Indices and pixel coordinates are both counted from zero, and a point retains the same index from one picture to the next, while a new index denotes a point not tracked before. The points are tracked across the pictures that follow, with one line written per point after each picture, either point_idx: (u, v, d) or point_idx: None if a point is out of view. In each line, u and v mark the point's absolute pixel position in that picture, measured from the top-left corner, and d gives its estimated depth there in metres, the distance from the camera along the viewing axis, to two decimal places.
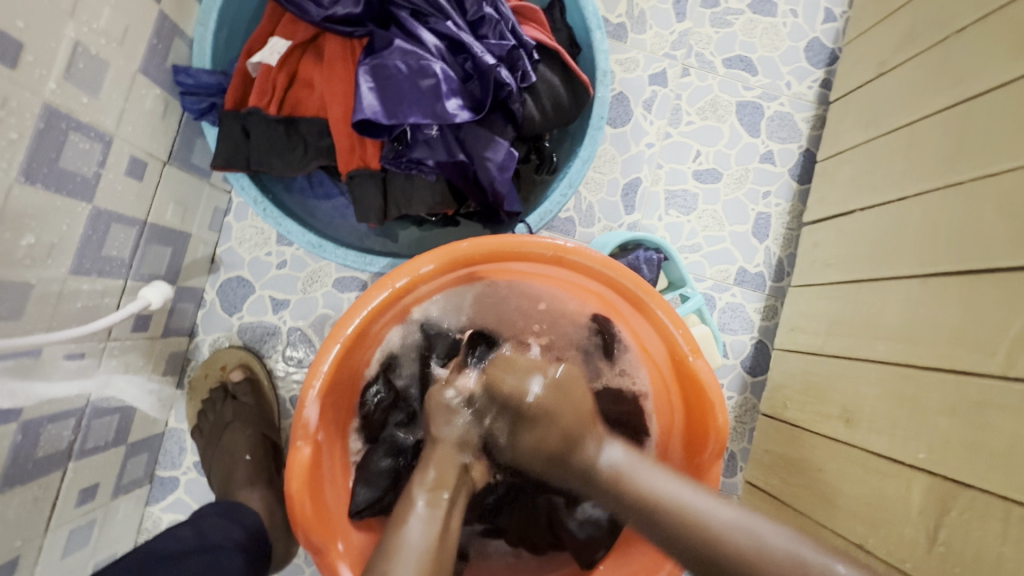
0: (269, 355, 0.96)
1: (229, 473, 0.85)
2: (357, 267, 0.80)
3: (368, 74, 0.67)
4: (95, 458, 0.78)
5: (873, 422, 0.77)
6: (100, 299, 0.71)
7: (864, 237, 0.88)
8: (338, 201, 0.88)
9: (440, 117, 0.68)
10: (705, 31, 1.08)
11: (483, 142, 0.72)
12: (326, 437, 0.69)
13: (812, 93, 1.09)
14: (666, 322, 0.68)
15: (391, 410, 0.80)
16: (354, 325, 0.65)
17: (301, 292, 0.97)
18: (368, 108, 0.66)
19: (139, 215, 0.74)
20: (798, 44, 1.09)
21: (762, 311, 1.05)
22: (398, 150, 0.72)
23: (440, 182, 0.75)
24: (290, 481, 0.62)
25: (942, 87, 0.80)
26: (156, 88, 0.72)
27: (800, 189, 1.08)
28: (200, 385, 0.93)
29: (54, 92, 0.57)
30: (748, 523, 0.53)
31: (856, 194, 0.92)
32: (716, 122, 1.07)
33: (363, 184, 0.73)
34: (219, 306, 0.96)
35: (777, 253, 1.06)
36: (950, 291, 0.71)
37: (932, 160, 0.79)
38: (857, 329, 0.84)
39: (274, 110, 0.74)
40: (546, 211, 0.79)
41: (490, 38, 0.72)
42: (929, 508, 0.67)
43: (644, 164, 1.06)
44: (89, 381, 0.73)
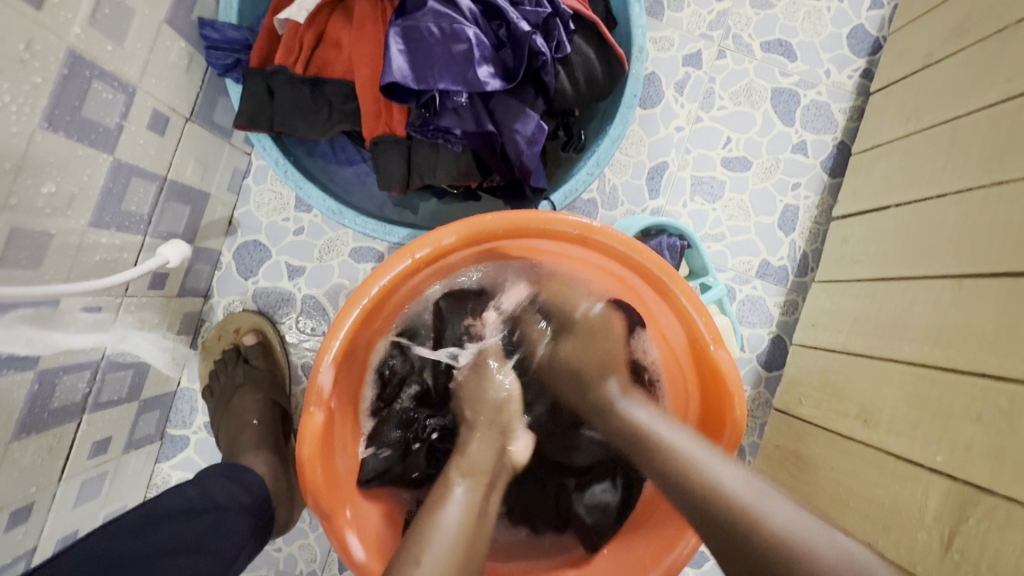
0: (282, 321, 0.96)
1: (237, 434, 0.85)
2: (376, 236, 0.79)
3: (398, 36, 0.65)
4: (109, 412, 0.78)
5: (893, 424, 0.75)
6: (117, 254, 0.70)
7: (898, 235, 0.85)
8: (360, 167, 0.87)
9: (471, 86, 0.66)
10: (744, 12, 1.04)
11: (514, 114, 0.71)
12: (338, 406, 0.69)
13: (851, 83, 1.05)
14: (690, 310, 0.66)
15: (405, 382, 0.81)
16: (374, 292, 0.64)
17: (317, 260, 0.96)
18: (397, 71, 0.64)
19: (159, 171, 0.73)
20: (842, 31, 1.05)
21: (783, 305, 1.03)
22: (425, 117, 0.70)
23: (466, 153, 0.73)
24: (303, 447, 0.62)
25: (995, 81, 0.77)
26: (180, 41, 0.70)
27: (831, 183, 1.05)
28: (213, 346, 0.93)
29: (79, 37, 0.55)
30: (753, 487, 0.52)
31: (891, 190, 0.89)
32: (750, 108, 1.04)
33: (386, 151, 0.72)
34: (234, 269, 0.95)
35: (802, 247, 1.04)
36: (986, 294, 0.68)
37: (977, 157, 0.76)
38: (882, 329, 0.82)
39: (301, 70, 0.72)
40: (571, 189, 0.76)
41: (525, 4, 0.70)
42: (945, 515, 0.65)
43: (672, 148, 1.03)
44: (106, 335, 0.73)
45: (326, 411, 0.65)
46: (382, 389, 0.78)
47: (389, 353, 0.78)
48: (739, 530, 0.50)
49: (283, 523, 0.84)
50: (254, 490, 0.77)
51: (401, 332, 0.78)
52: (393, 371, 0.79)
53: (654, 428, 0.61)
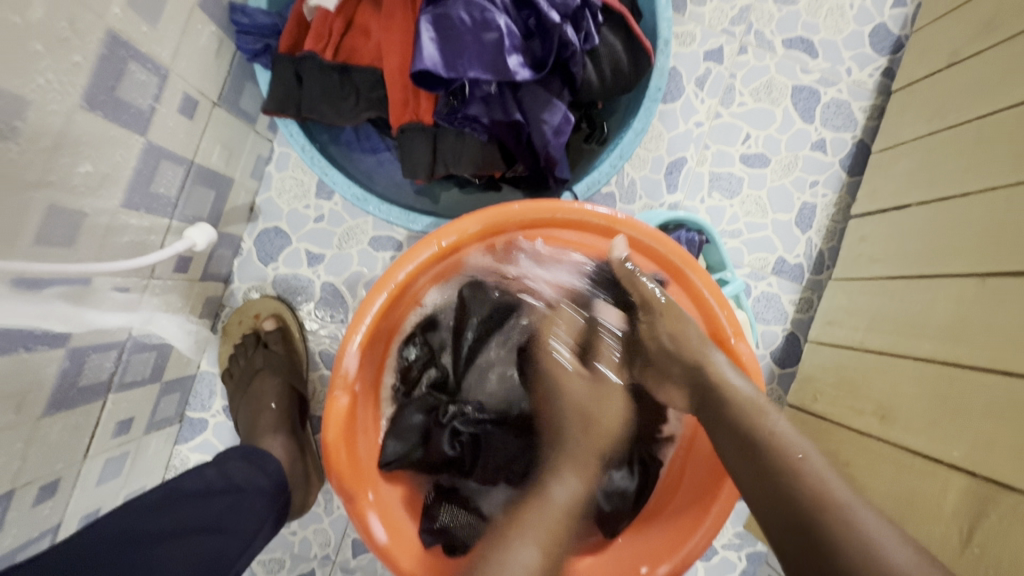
0: (301, 307, 0.97)
1: (255, 418, 0.85)
2: (400, 224, 0.79)
3: (429, 23, 0.65)
4: (133, 392, 0.80)
5: (910, 420, 0.75)
6: (146, 235, 0.71)
7: (918, 232, 0.85)
8: (383, 156, 0.87)
9: (501, 74, 0.66)
10: (767, 8, 1.04)
11: (541, 104, 0.71)
12: (363, 390, 0.70)
13: (872, 82, 1.05)
14: (710, 302, 0.67)
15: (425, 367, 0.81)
16: (402, 278, 0.65)
17: (337, 248, 0.96)
18: (428, 59, 0.64)
19: (187, 154, 0.73)
20: (864, 29, 1.05)
21: (798, 303, 1.03)
22: (452, 106, 0.71)
23: (491, 143, 0.74)
24: (328, 430, 0.63)
25: (1022, 79, 0.76)
26: (211, 25, 0.71)
27: (850, 181, 1.05)
28: (234, 330, 0.94)
29: (117, 18, 0.56)
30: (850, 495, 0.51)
31: (912, 188, 0.89)
32: (770, 105, 1.04)
33: (413, 138, 0.72)
34: (255, 255, 0.96)
35: (819, 245, 1.04)
36: (1008, 293, 0.69)
37: (1002, 155, 0.75)
38: (900, 326, 0.82)
39: (330, 56, 0.72)
40: (593, 181, 0.77)
41: None
42: (964, 510, 0.66)
43: (691, 144, 1.03)
44: (134, 316, 0.73)
45: (351, 394, 0.66)
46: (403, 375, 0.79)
47: (411, 342, 0.79)
48: (832, 545, 0.48)
49: (297, 506, 0.85)
50: (272, 473, 0.77)
51: (424, 320, 0.79)
52: (414, 358, 0.79)
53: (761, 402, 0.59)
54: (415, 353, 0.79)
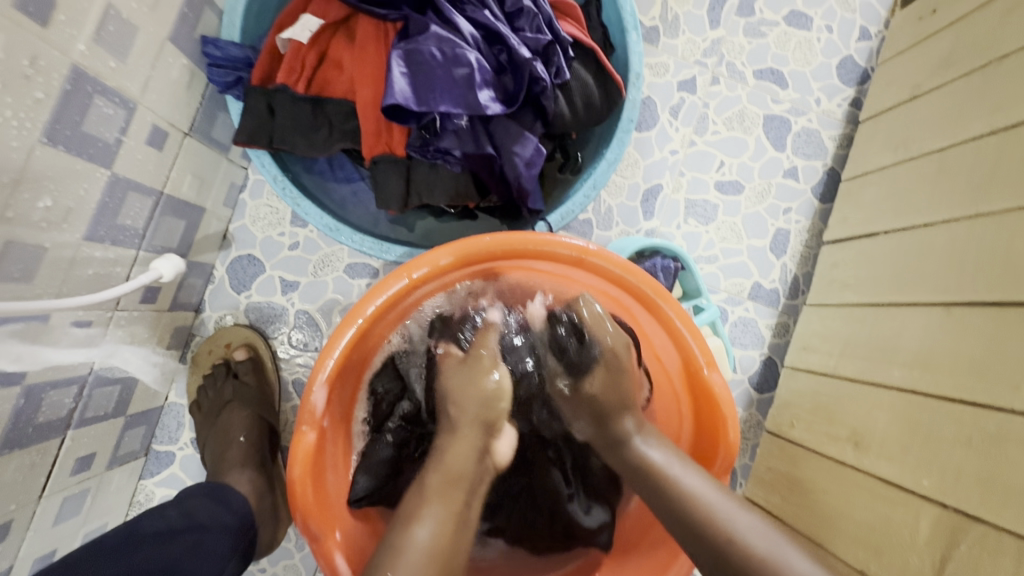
0: (275, 336, 0.95)
1: (223, 452, 0.83)
2: (373, 254, 0.79)
3: (401, 58, 0.66)
4: (95, 428, 0.77)
5: (883, 449, 0.76)
6: (111, 267, 0.70)
7: (886, 260, 0.87)
8: (357, 185, 0.87)
9: (472, 108, 0.67)
10: (737, 41, 1.07)
11: (512, 136, 0.71)
12: (331, 424, 0.68)
13: (841, 112, 1.08)
14: (683, 331, 0.67)
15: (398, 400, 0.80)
16: (370, 312, 0.64)
17: (311, 275, 0.95)
18: (398, 93, 0.64)
19: (156, 185, 0.72)
20: (831, 61, 1.08)
21: (774, 327, 1.04)
22: (425, 138, 0.71)
23: (464, 174, 0.74)
24: (293, 466, 0.61)
25: (980, 114, 0.79)
26: (183, 57, 0.71)
27: (822, 208, 1.07)
28: (203, 360, 0.92)
29: (83, 54, 0.55)
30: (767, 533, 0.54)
31: (880, 216, 0.91)
32: (742, 134, 1.06)
33: (385, 171, 0.72)
34: (227, 283, 0.95)
35: (793, 270, 1.05)
36: (973, 322, 0.70)
37: (963, 188, 0.78)
38: (872, 353, 0.83)
39: (302, 89, 0.73)
40: (567, 211, 0.78)
41: (526, 31, 0.71)
42: (937, 541, 0.66)
43: (666, 171, 1.04)
44: (96, 350, 0.72)
45: (318, 429, 0.64)
46: (374, 408, 0.78)
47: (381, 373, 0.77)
48: None
49: (266, 545, 0.83)
50: (237, 509, 0.75)
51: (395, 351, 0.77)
52: (386, 391, 0.78)
53: (668, 468, 0.61)
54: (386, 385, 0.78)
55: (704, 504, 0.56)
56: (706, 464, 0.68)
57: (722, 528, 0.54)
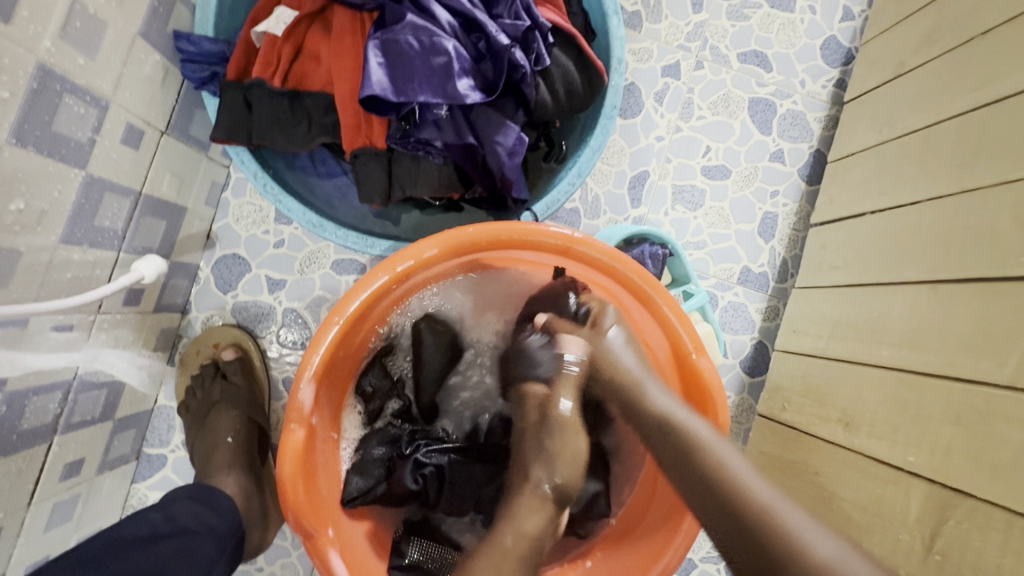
0: (263, 335, 0.94)
1: (209, 454, 0.83)
2: (357, 249, 0.78)
3: (377, 49, 0.65)
4: (83, 433, 0.76)
5: (872, 428, 0.76)
6: (91, 269, 0.69)
7: (873, 240, 0.87)
8: (340, 180, 0.86)
9: (451, 98, 0.66)
10: (721, 24, 1.06)
11: (494, 126, 0.71)
12: (320, 422, 0.68)
13: (826, 93, 1.07)
14: (670, 317, 0.66)
15: (388, 398, 0.79)
16: (355, 307, 0.63)
17: (298, 272, 0.94)
18: (376, 84, 0.64)
19: (134, 185, 0.71)
20: (815, 42, 1.07)
21: (764, 311, 1.04)
22: (405, 130, 0.71)
23: (447, 166, 0.73)
24: (283, 464, 0.61)
25: (963, 91, 0.79)
26: (156, 53, 0.69)
27: (809, 190, 1.07)
28: (191, 361, 0.91)
29: (49, 51, 0.54)
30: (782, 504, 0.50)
31: (866, 196, 0.91)
32: (728, 118, 1.06)
33: (367, 164, 0.71)
34: (213, 282, 0.94)
35: (782, 253, 1.05)
36: (958, 298, 0.70)
37: (948, 166, 0.78)
38: (860, 333, 0.83)
39: (279, 83, 0.72)
40: (553, 200, 0.77)
41: (504, 18, 0.70)
42: (927, 517, 0.66)
43: (653, 158, 1.04)
44: (77, 354, 0.71)
45: (307, 427, 0.64)
46: (365, 404, 0.78)
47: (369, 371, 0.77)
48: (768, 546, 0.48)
49: (255, 546, 0.83)
50: (226, 513, 0.75)
51: (382, 347, 0.77)
52: (375, 389, 0.77)
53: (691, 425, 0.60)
54: (374, 383, 0.77)
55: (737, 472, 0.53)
56: None
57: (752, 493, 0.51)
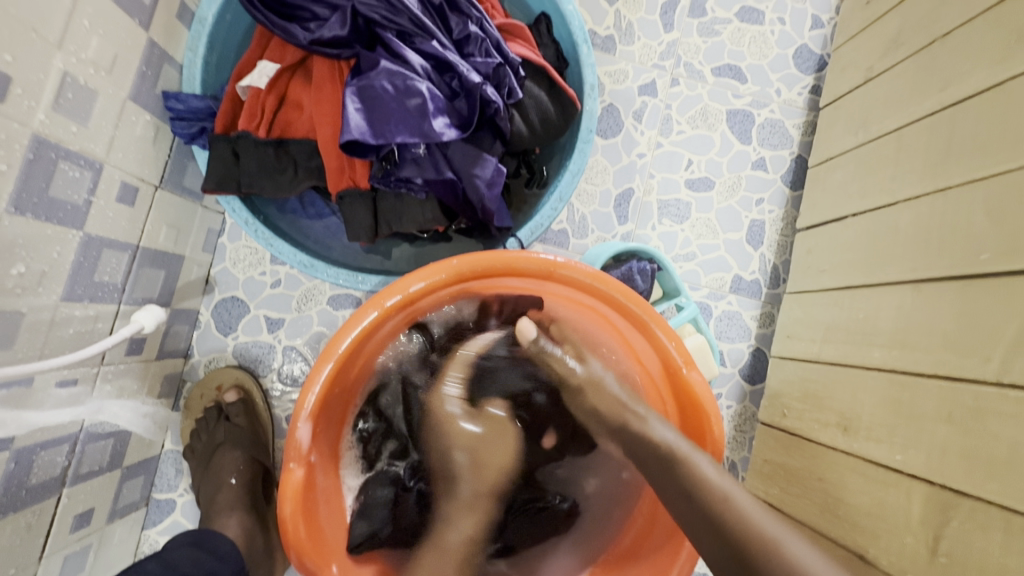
0: (264, 374, 0.96)
1: (214, 495, 0.84)
2: (348, 285, 0.80)
3: (355, 95, 0.68)
4: (91, 483, 0.78)
5: (870, 431, 0.76)
6: (92, 324, 0.71)
7: (856, 243, 0.87)
8: (330, 221, 0.88)
9: (428, 136, 0.68)
10: (693, 41, 1.09)
11: (471, 159, 0.73)
12: (319, 458, 0.69)
13: (802, 100, 1.09)
14: (642, 317, 0.67)
15: (386, 438, 0.80)
16: (345, 344, 0.64)
17: (296, 310, 0.97)
18: (355, 129, 0.66)
19: (131, 240, 0.74)
20: (787, 52, 1.10)
21: (759, 318, 1.05)
22: (386, 169, 0.72)
23: (430, 201, 0.75)
24: (284, 503, 0.61)
25: (930, 91, 0.80)
26: (145, 114, 0.73)
27: (793, 196, 1.08)
28: (196, 404, 0.93)
29: (43, 122, 0.57)
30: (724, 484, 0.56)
31: (848, 200, 0.92)
32: (707, 131, 1.08)
33: (352, 204, 0.74)
34: (213, 326, 0.96)
35: (772, 259, 1.06)
36: (942, 296, 0.70)
37: (923, 165, 0.78)
38: (851, 336, 0.83)
39: (264, 132, 0.74)
40: (536, 225, 0.79)
41: (476, 56, 0.73)
42: (929, 519, 0.65)
43: (636, 175, 1.06)
44: (81, 407, 0.72)
45: (306, 465, 0.65)
46: (364, 446, 0.78)
47: (364, 416, 0.78)
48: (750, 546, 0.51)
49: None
50: (227, 557, 0.76)
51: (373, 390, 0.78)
52: (370, 430, 0.79)
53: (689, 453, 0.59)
54: (369, 425, 0.78)
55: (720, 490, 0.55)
56: None
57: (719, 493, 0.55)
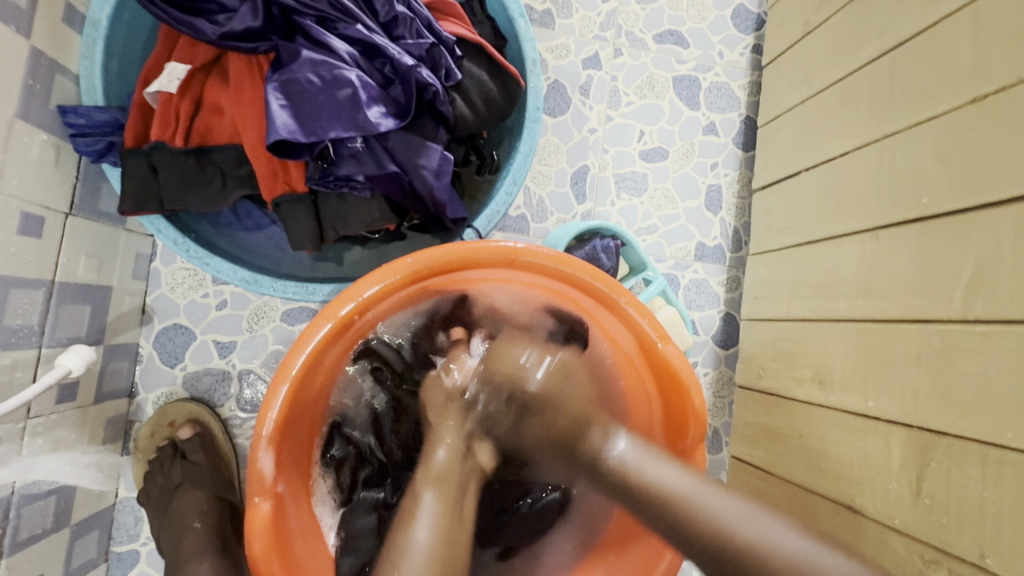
0: (221, 403, 0.90)
1: (178, 542, 0.78)
2: (299, 298, 0.74)
3: (277, 91, 0.62)
4: (35, 548, 0.70)
5: (844, 382, 0.76)
6: (9, 374, 0.63)
7: (813, 196, 0.87)
8: (271, 231, 0.81)
9: (363, 128, 0.63)
10: (632, 9, 1.06)
11: (415, 149, 0.68)
12: (288, 488, 0.64)
13: (745, 60, 1.09)
14: (609, 295, 0.65)
15: (358, 464, 0.79)
16: (299, 364, 0.59)
17: (247, 331, 0.90)
18: (282, 128, 0.60)
19: (44, 275, 0.66)
20: (725, 13, 1.09)
21: (726, 283, 1.05)
22: (324, 169, 0.67)
23: (377, 198, 0.70)
24: (252, 543, 0.57)
25: (867, 39, 0.80)
26: (41, 133, 0.65)
27: (746, 157, 1.08)
28: (147, 444, 0.86)
29: None
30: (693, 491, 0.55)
31: (799, 155, 0.92)
32: (655, 100, 1.06)
33: (291, 210, 0.68)
34: (157, 359, 0.88)
35: (732, 223, 1.06)
36: (900, 242, 0.71)
37: (868, 113, 0.79)
38: (816, 290, 0.84)
39: (181, 141, 0.67)
40: (493, 213, 0.76)
41: (407, 38, 0.68)
42: (909, 462, 0.66)
43: (589, 151, 1.04)
44: (9, 469, 0.64)
45: (273, 496, 0.60)
46: (337, 477, 0.75)
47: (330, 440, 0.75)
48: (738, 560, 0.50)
49: None
50: None
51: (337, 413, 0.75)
52: (340, 454, 0.76)
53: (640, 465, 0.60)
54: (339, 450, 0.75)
55: (682, 495, 0.55)
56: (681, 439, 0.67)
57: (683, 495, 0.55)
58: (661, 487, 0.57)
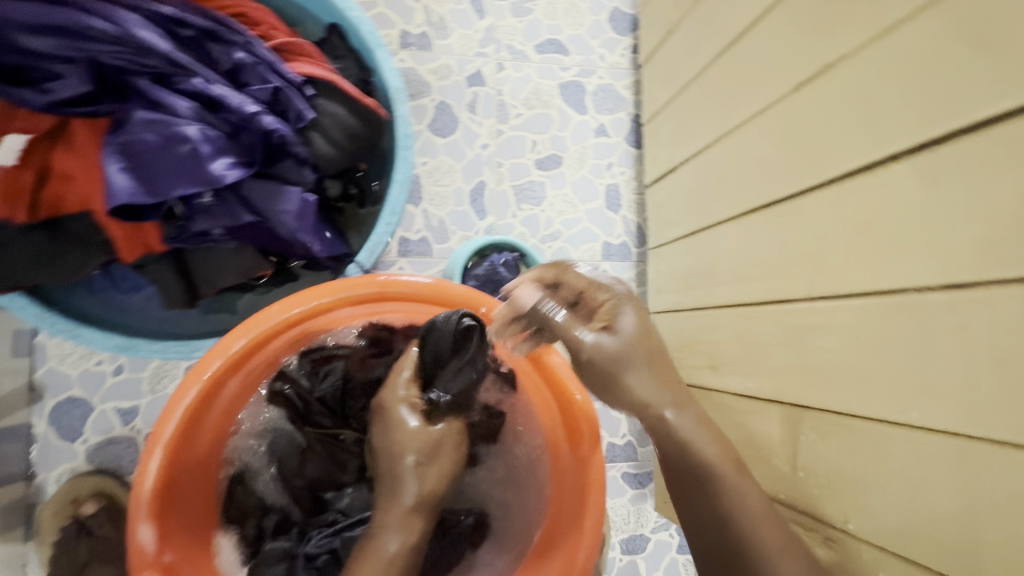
0: (128, 471, 0.87)
1: None
2: (181, 357, 0.72)
3: (114, 156, 0.60)
4: None
5: (731, 365, 0.79)
6: None
7: (691, 188, 0.90)
8: (149, 290, 0.79)
9: (210, 182, 0.63)
10: (509, 23, 1.08)
11: (272, 195, 0.68)
12: (181, 556, 0.62)
13: (625, 61, 1.12)
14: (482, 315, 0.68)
15: (264, 513, 0.72)
16: (172, 429, 0.58)
17: (149, 393, 0.88)
18: (121, 193, 0.59)
19: None
20: (601, 17, 1.12)
21: (635, 278, 1.08)
22: (181, 226, 0.66)
23: (245, 247, 0.71)
24: None
25: (713, 35, 0.84)
26: None
27: (638, 154, 1.11)
28: (51, 527, 0.82)
29: None
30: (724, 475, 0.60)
31: (677, 149, 0.95)
32: (544, 109, 1.08)
33: (158, 270, 0.70)
34: (54, 436, 0.85)
35: (633, 220, 1.09)
36: (757, 228, 0.73)
37: (721, 106, 0.82)
38: (702, 279, 0.86)
39: (26, 217, 0.63)
40: (374, 245, 0.75)
41: (252, 84, 0.68)
42: (787, 437, 0.68)
43: (484, 167, 1.05)
44: None
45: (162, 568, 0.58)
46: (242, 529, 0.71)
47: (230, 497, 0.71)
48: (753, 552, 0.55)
49: None
50: None
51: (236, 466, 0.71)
52: (244, 509, 0.71)
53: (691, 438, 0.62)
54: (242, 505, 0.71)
55: (718, 474, 0.60)
56: (578, 443, 0.67)
57: (716, 477, 0.60)
58: (698, 467, 0.61)
